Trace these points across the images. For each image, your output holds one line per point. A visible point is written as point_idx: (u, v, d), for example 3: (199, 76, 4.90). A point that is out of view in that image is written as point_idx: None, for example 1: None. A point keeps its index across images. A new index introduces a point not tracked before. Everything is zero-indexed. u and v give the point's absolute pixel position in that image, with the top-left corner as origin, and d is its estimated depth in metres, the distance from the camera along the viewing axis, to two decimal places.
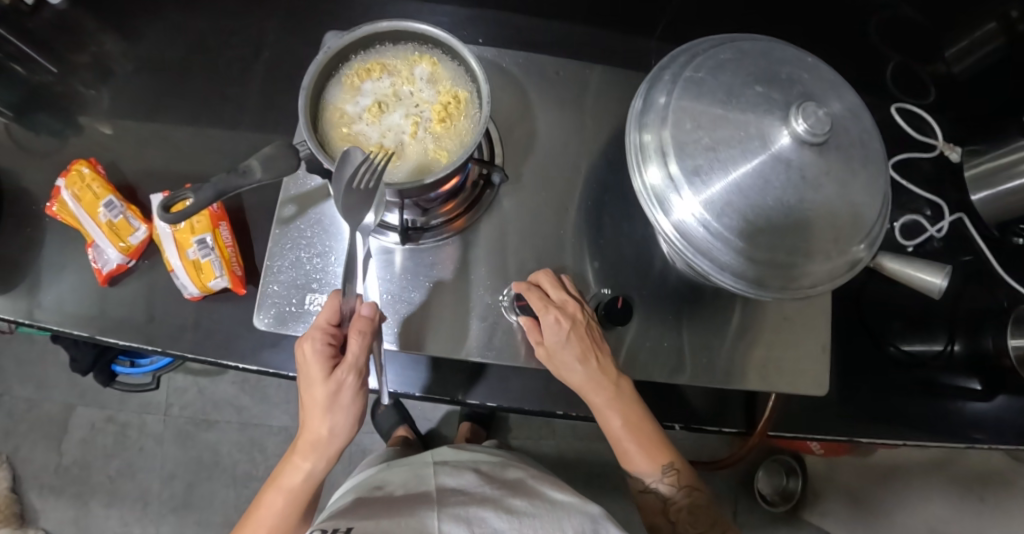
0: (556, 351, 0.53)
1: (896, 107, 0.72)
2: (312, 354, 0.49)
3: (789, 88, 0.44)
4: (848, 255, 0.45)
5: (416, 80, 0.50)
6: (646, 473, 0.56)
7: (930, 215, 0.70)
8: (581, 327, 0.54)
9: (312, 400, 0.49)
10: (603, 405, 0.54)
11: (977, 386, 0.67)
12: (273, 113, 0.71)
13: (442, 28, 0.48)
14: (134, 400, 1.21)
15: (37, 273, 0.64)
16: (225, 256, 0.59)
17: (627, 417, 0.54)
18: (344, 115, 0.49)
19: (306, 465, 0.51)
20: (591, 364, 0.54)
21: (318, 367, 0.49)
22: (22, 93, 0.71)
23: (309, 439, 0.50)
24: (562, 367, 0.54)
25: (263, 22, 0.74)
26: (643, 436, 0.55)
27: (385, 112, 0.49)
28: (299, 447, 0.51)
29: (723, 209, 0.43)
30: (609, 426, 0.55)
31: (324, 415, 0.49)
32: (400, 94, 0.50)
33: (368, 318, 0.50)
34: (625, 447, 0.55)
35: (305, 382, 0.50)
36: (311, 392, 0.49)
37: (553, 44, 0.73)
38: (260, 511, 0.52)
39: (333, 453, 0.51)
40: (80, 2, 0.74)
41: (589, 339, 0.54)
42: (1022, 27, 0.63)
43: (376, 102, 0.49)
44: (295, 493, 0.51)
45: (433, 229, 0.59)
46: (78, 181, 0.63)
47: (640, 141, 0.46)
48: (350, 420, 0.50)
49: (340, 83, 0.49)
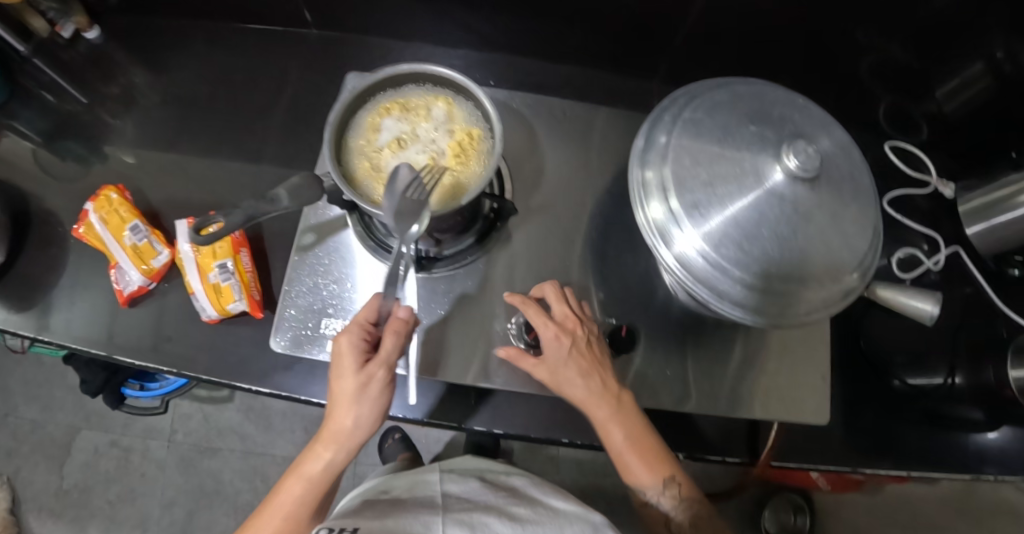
0: (555, 365, 0.55)
1: (889, 146, 0.76)
2: (347, 347, 0.51)
3: (781, 127, 0.46)
4: (842, 283, 0.46)
5: (432, 119, 0.53)
6: (644, 484, 0.55)
7: (927, 249, 0.73)
8: (581, 345, 0.56)
9: (340, 391, 0.51)
10: (605, 419, 0.54)
11: (981, 417, 0.66)
12: (293, 146, 0.74)
13: (457, 71, 0.50)
14: (139, 424, 1.22)
15: (58, 296, 0.67)
16: (245, 281, 0.61)
17: (628, 431, 0.55)
18: (367, 151, 0.51)
19: (327, 454, 0.51)
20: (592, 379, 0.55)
21: (351, 360, 0.50)
22: (53, 122, 0.77)
23: (333, 430, 0.51)
24: (564, 383, 0.55)
25: (286, 61, 0.78)
26: (648, 450, 0.55)
27: (402, 147, 0.52)
28: (322, 436, 0.51)
29: (721, 240, 0.44)
30: (612, 440, 0.55)
31: (350, 406, 0.50)
32: (417, 131, 0.52)
33: (404, 320, 0.52)
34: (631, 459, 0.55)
35: (336, 375, 0.51)
36: (341, 383, 0.51)
37: (561, 84, 0.77)
38: (278, 495, 0.53)
39: (355, 446, 0.52)
40: (114, 40, 0.80)
41: (589, 356, 0.56)
42: (1009, 67, 0.62)
43: (395, 138, 0.52)
44: (314, 481, 0.52)
45: (446, 259, 0.61)
46: (106, 205, 0.66)
47: (642, 178, 0.48)
48: (374, 416, 0.51)
49: (362, 122, 0.52)
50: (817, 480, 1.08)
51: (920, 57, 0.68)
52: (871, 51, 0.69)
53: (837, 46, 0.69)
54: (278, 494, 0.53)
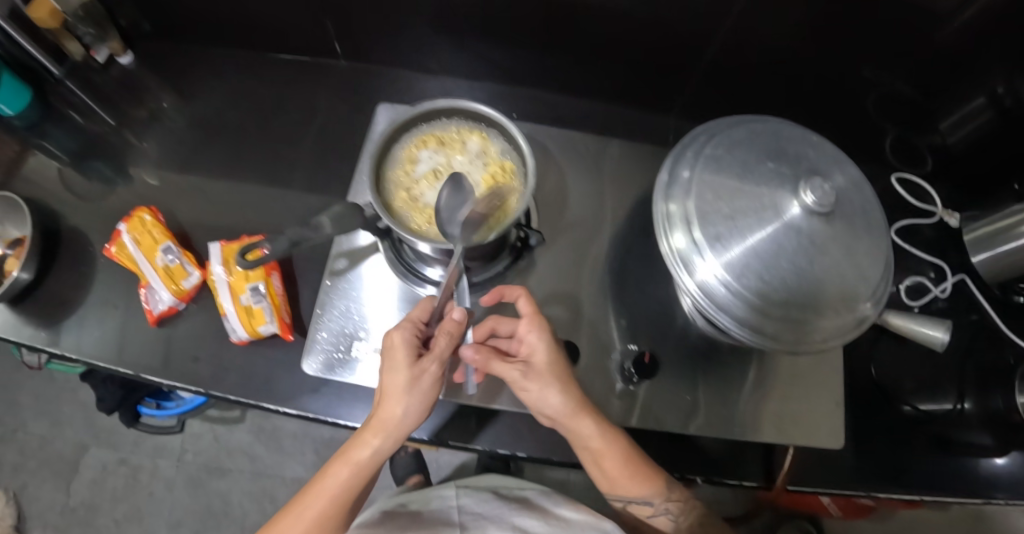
0: (534, 363, 0.55)
1: (895, 178, 0.78)
2: (401, 341, 0.52)
3: (797, 163, 0.49)
4: (856, 312, 0.48)
5: (467, 152, 0.55)
6: (634, 492, 0.56)
7: (934, 277, 0.74)
8: (558, 361, 0.55)
9: (391, 383, 0.51)
10: (591, 440, 0.54)
11: (988, 441, 0.67)
12: (319, 172, 0.77)
13: (491, 108, 0.53)
14: (149, 443, 1.23)
15: (85, 316, 0.68)
16: (276, 303, 0.63)
17: (626, 453, 0.55)
18: (405, 180, 0.54)
19: (375, 442, 0.51)
20: (571, 388, 0.54)
21: (405, 353, 0.52)
22: (82, 143, 0.80)
23: (383, 418, 0.51)
24: (540, 401, 0.54)
25: (314, 91, 0.81)
26: (642, 466, 0.56)
27: (438, 179, 0.54)
28: (371, 424, 0.51)
29: (742, 270, 0.46)
30: (604, 464, 0.55)
31: (401, 397, 0.51)
32: (453, 164, 0.55)
33: (457, 322, 0.53)
34: (616, 475, 0.56)
35: (388, 367, 0.52)
36: (393, 375, 0.52)
37: (579, 114, 0.80)
38: (322, 478, 0.53)
39: (402, 436, 0.52)
40: (146, 65, 0.84)
41: (565, 372, 0.55)
42: (1009, 101, 0.66)
43: (432, 170, 0.54)
44: (361, 467, 0.52)
45: (477, 285, 0.63)
46: (139, 227, 0.68)
47: (666, 211, 0.50)
48: (423, 407, 0.52)
49: (400, 152, 0.55)
50: (829, 505, 1.07)
51: (926, 91, 0.71)
52: (877, 86, 0.71)
53: (845, 81, 0.71)
54: (323, 477, 0.53)
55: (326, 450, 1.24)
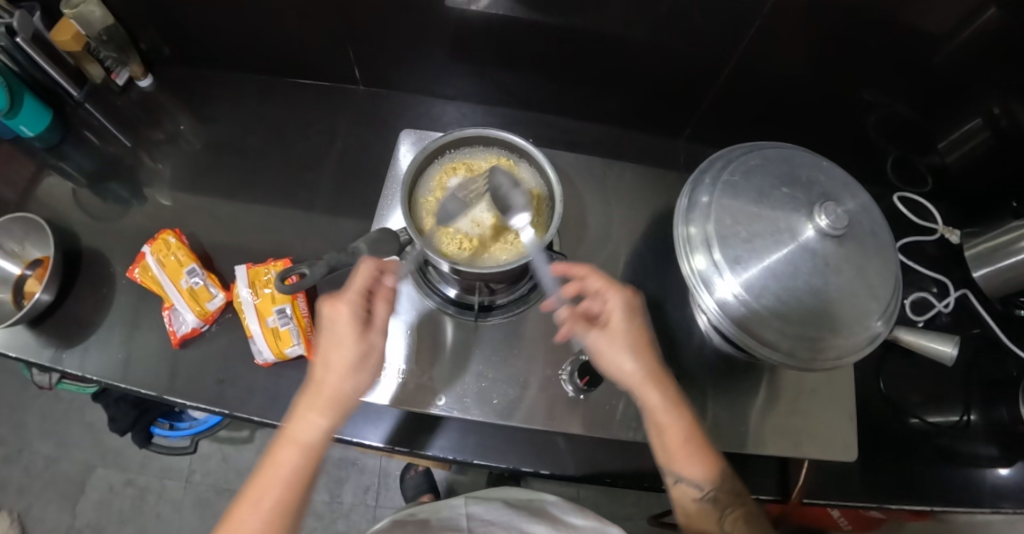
0: (610, 328, 0.56)
1: (897, 197, 0.82)
2: (348, 316, 0.52)
3: (810, 189, 0.51)
4: (869, 330, 0.50)
5: (495, 180, 0.58)
6: (685, 469, 0.54)
7: (937, 292, 0.76)
8: (639, 326, 0.56)
9: (340, 358, 0.52)
10: (658, 407, 0.55)
11: (998, 453, 0.69)
12: (338, 194, 0.79)
13: (520, 139, 0.56)
14: (156, 463, 1.23)
15: (107, 338, 0.70)
16: (303, 325, 0.65)
17: (686, 428, 0.55)
18: (437, 206, 0.57)
19: (323, 420, 0.51)
20: (645, 354, 0.56)
21: (353, 328, 0.52)
22: (101, 165, 0.81)
23: (332, 395, 0.52)
24: (614, 363, 0.56)
25: (333, 116, 0.84)
26: (701, 446, 0.55)
27: (468, 205, 0.57)
28: (317, 402, 0.51)
29: (760, 291, 0.48)
30: (667, 436, 0.55)
31: (352, 373, 0.52)
32: (482, 191, 0.58)
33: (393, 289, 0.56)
34: (672, 446, 0.55)
35: (335, 343, 0.52)
36: (341, 351, 0.52)
37: (590, 139, 0.83)
38: (271, 468, 0.51)
39: (349, 410, 0.53)
40: (165, 88, 0.86)
41: (643, 338, 0.56)
42: (1005, 122, 0.68)
43: (462, 197, 0.57)
44: (311, 449, 0.51)
45: (500, 307, 0.66)
46: (163, 249, 0.70)
47: (686, 234, 0.52)
48: (370, 379, 0.54)
49: (431, 180, 0.58)
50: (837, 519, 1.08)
51: (925, 113, 0.73)
52: (878, 107, 0.74)
53: (847, 103, 0.74)
54: (269, 466, 0.51)
55: (336, 471, 1.24)
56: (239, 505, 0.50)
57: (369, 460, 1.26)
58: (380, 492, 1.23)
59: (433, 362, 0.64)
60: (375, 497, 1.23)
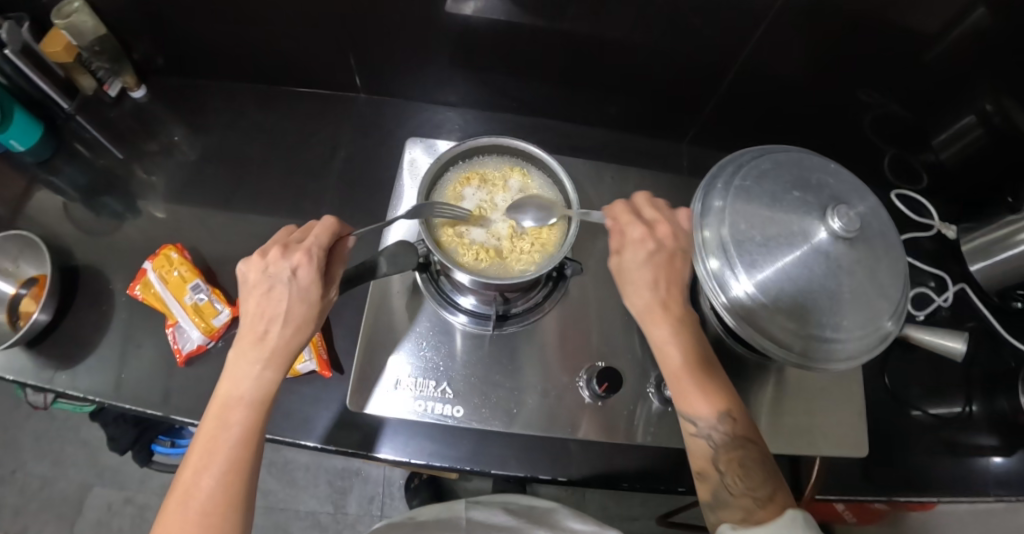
0: (627, 253, 0.55)
1: (896, 195, 0.83)
2: (311, 268, 0.53)
3: (821, 192, 0.51)
4: (881, 329, 0.51)
5: (509, 190, 0.59)
6: (682, 401, 0.52)
7: (935, 286, 0.77)
8: (665, 252, 0.55)
9: (300, 312, 0.52)
10: (662, 335, 0.53)
11: (997, 442, 0.70)
12: (341, 203, 0.78)
13: (534, 149, 0.57)
14: (155, 480, 1.21)
15: (108, 355, 0.68)
16: (314, 341, 0.65)
17: (687, 356, 0.52)
18: (452, 217, 0.57)
19: (270, 373, 0.51)
20: (666, 288, 0.54)
21: (314, 281, 0.53)
22: (94, 180, 0.80)
23: (285, 347, 0.52)
24: (632, 285, 0.55)
25: (334, 125, 0.83)
26: (704, 377, 0.52)
27: (483, 216, 0.58)
28: (271, 356, 0.51)
29: (774, 292, 0.49)
30: (668, 361, 0.53)
31: (308, 327, 0.53)
32: (495, 201, 0.58)
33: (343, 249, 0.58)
34: (677, 375, 0.52)
35: (296, 294, 0.52)
36: (301, 303, 0.52)
37: (590, 142, 0.84)
38: (219, 429, 0.49)
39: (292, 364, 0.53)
40: (159, 99, 0.85)
41: (668, 266, 0.54)
42: (998, 118, 0.68)
43: (477, 207, 0.58)
44: (260, 403, 0.50)
45: (516, 316, 0.65)
46: (165, 264, 0.69)
47: (700, 238, 0.52)
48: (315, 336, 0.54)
49: (444, 190, 0.58)
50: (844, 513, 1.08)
51: (918, 112, 0.73)
52: (872, 107, 0.75)
53: (843, 104, 0.75)
54: (217, 428, 0.49)
55: (341, 481, 1.23)
56: (186, 473, 0.47)
57: (374, 469, 1.25)
58: (385, 502, 1.22)
59: (449, 373, 0.63)
60: (381, 506, 1.22)
